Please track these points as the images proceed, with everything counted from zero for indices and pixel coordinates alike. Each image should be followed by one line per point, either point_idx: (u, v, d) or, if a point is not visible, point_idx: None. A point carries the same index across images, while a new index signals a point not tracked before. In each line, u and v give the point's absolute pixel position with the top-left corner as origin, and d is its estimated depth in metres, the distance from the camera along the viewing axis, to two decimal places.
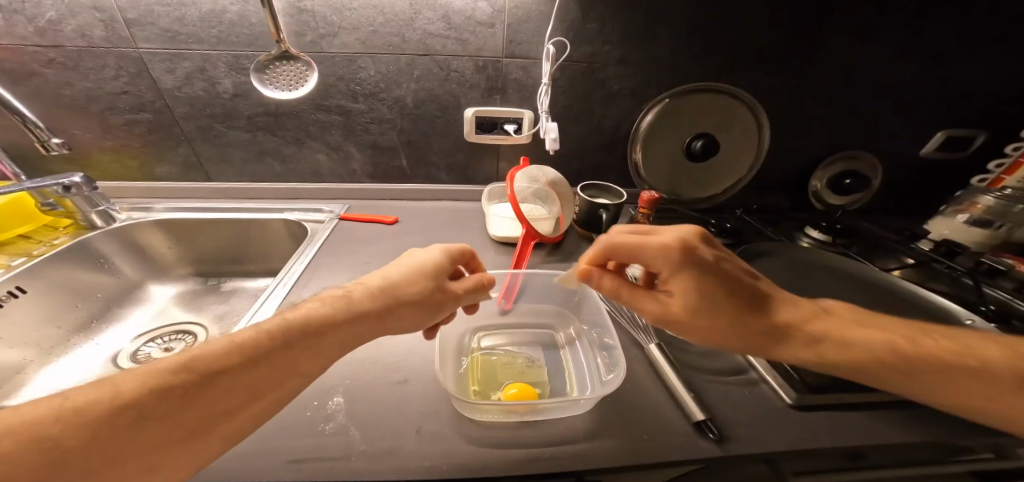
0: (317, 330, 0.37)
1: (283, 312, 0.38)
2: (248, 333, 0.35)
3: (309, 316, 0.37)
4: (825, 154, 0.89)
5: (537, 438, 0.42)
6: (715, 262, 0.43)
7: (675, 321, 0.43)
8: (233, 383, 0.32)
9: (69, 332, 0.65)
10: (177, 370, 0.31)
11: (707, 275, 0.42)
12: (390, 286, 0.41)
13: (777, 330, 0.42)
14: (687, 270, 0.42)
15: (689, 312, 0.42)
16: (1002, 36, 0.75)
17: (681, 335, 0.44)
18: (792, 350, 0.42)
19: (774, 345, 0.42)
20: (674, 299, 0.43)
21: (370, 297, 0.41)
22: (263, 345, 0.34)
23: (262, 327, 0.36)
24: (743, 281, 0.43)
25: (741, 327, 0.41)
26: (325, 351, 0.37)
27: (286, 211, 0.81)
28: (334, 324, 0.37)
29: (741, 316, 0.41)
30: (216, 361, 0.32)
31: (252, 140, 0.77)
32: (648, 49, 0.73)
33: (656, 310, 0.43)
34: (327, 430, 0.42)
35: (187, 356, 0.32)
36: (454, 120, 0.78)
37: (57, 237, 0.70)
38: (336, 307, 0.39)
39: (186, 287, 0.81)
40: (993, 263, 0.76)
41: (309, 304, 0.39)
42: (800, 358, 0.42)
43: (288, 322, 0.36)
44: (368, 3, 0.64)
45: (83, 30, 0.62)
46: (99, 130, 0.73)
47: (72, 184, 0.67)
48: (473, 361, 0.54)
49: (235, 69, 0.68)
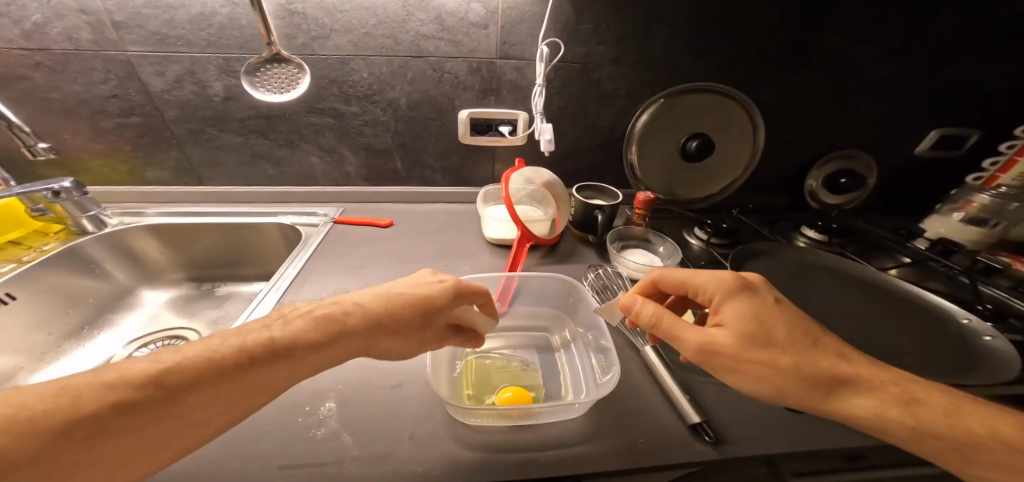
0: (302, 354, 0.36)
1: (268, 327, 0.36)
2: (223, 345, 0.33)
3: (295, 339, 0.36)
4: (820, 154, 0.90)
5: (530, 442, 0.42)
6: (770, 307, 0.42)
7: (722, 350, 0.40)
8: (199, 397, 0.31)
9: (60, 338, 0.64)
10: (140, 380, 0.30)
11: (760, 311, 0.42)
12: (392, 312, 0.41)
13: (838, 380, 0.39)
14: (741, 298, 0.42)
15: (739, 342, 0.40)
16: (993, 35, 0.75)
17: (728, 379, 0.41)
18: (853, 397, 0.38)
19: (834, 389, 0.38)
20: (720, 335, 0.41)
21: (363, 320, 0.40)
22: (237, 362, 0.33)
23: (241, 340, 0.34)
24: (799, 325, 0.41)
25: (795, 372, 0.39)
26: (305, 374, 0.36)
27: (280, 215, 0.80)
28: (322, 348, 0.37)
29: (795, 360, 0.39)
30: (182, 374, 0.31)
31: (244, 143, 0.76)
32: (642, 49, 0.73)
33: (703, 335, 0.41)
34: (318, 436, 0.41)
35: (164, 364, 0.31)
36: (449, 121, 0.78)
37: (47, 243, 0.69)
38: (325, 329, 0.37)
39: (179, 292, 0.80)
40: (990, 262, 0.78)
41: (298, 321, 0.37)
42: (862, 409, 0.38)
43: (273, 343, 0.35)
44: (360, 4, 0.63)
45: (70, 33, 0.61)
46: (88, 134, 0.72)
47: (62, 189, 0.66)
48: (468, 365, 0.53)
49: (226, 72, 0.67)
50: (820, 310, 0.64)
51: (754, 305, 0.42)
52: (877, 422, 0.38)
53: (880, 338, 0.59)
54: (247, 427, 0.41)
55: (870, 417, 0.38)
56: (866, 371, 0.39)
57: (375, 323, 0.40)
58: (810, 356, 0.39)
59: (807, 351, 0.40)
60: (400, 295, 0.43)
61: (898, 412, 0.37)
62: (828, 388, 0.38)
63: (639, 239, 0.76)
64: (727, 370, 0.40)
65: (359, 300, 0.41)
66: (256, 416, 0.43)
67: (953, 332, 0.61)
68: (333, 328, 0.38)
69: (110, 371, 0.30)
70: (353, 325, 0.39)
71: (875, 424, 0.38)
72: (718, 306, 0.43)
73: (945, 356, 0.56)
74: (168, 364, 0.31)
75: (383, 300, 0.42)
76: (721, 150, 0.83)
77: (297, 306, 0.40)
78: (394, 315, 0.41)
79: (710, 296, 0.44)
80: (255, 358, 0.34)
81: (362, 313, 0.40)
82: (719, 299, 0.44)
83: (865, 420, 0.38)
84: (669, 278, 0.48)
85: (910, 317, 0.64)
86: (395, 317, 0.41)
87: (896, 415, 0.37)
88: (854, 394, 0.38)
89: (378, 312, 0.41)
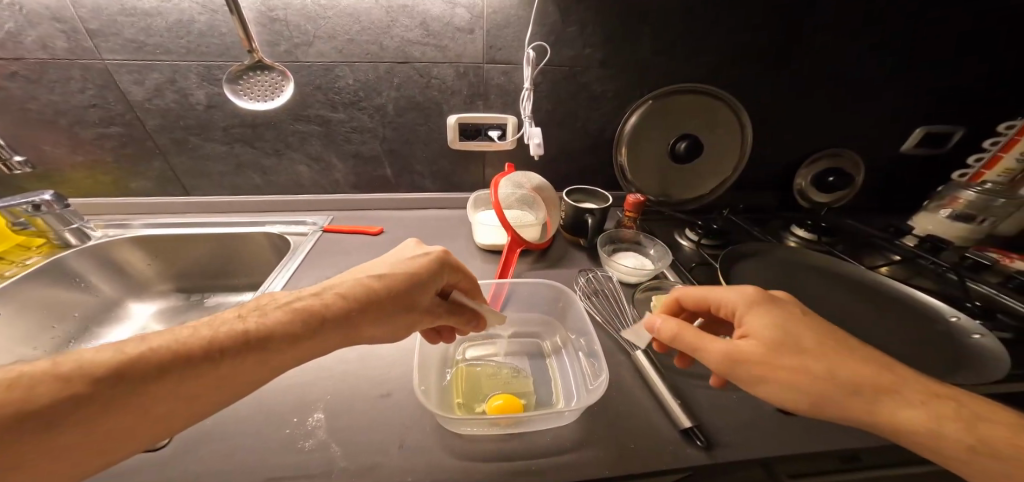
0: (275, 347, 0.35)
1: (242, 319, 0.36)
2: (191, 337, 0.34)
3: (270, 330, 0.36)
4: (807, 154, 0.90)
5: (519, 450, 0.41)
6: (799, 314, 0.41)
7: (745, 358, 0.39)
8: (161, 390, 0.31)
9: (46, 353, 0.63)
10: (99, 371, 0.30)
11: (786, 317, 0.41)
12: (372, 294, 0.41)
13: (875, 388, 0.36)
14: (765, 307, 0.41)
15: (767, 349, 0.39)
16: (971, 34, 0.76)
17: (765, 393, 0.38)
18: (899, 408, 0.36)
19: (876, 399, 0.36)
20: (747, 343, 0.40)
21: (344, 308, 0.39)
22: (206, 355, 0.33)
23: (212, 332, 0.34)
24: (831, 333, 0.40)
25: (828, 378, 0.37)
26: (285, 366, 0.36)
27: (268, 224, 0.78)
28: (300, 339, 0.37)
29: (829, 366, 0.37)
30: (145, 367, 0.31)
31: (229, 152, 0.75)
32: (629, 51, 0.73)
33: (726, 343, 0.40)
34: (307, 447, 0.40)
35: (131, 354, 0.31)
36: (437, 127, 0.77)
37: (28, 257, 0.67)
38: (302, 321, 0.37)
39: (167, 304, 0.79)
40: (979, 258, 0.81)
41: (275, 312, 0.37)
42: (911, 422, 0.35)
43: (248, 333, 0.35)
44: (343, 10, 0.63)
45: (45, 41, 0.60)
46: (67, 146, 0.70)
47: (42, 202, 0.64)
48: (458, 373, 0.52)
49: (208, 80, 0.66)
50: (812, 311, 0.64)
51: (780, 313, 0.41)
52: (931, 439, 0.35)
53: (872, 337, 0.59)
54: (233, 440, 0.40)
55: (921, 431, 0.35)
56: (911, 382, 0.37)
57: (359, 309, 0.40)
58: (848, 363, 0.37)
59: (845, 358, 0.38)
60: (381, 281, 0.42)
61: (955, 426, 0.34)
62: (870, 398, 0.36)
63: (631, 241, 0.75)
64: (753, 379, 0.38)
65: (341, 289, 0.41)
66: (240, 429, 0.41)
67: (942, 330, 0.61)
68: (312, 320, 0.38)
69: (69, 361, 0.30)
70: (332, 315, 0.39)
71: (929, 440, 0.35)
72: (741, 317, 0.42)
73: (935, 355, 0.56)
74: (130, 356, 0.31)
75: (367, 283, 0.42)
76: (709, 150, 0.84)
77: (277, 297, 0.40)
78: (379, 297, 0.41)
79: (732, 307, 0.44)
80: (224, 351, 0.34)
81: (345, 303, 0.40)
82: (741, 309, 0.43)
83: (914, 434, 0.36)
84: (693, 295, 0.48)
85: (901, 316, 0.64)
86: (379, 302, 0.41)
87: (951, 431, 0.35)
88: (900, 405, 0.36)
89: (358, 306, 0.40)
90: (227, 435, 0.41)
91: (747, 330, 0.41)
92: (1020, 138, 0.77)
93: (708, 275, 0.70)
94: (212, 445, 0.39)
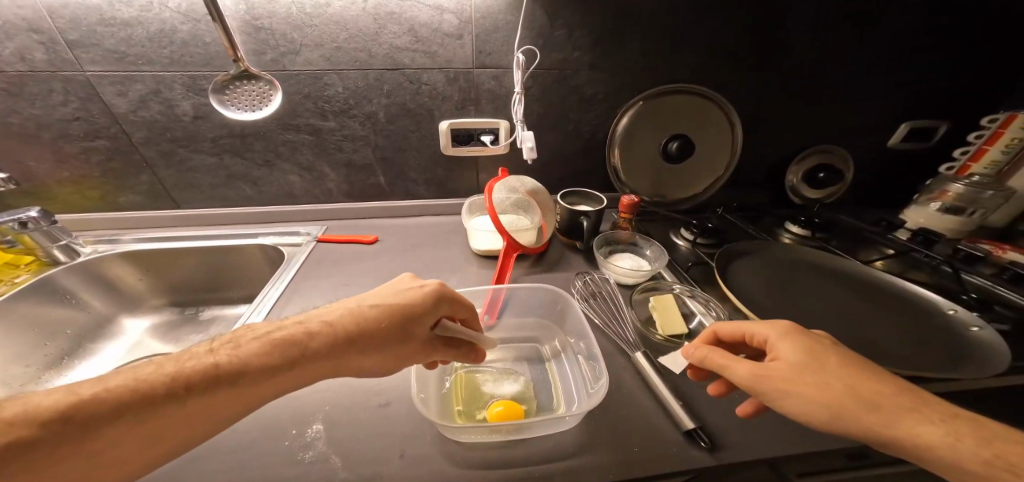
0: (251, 381, 0.35)
1: (213, 353, 0.35)
2: (153, 374, 0.33)
3: (242, 364, 0.35)
4: (798, 151, 0.91)
5: (523, 457, 0.40)
6: (834, 344, 0.41)
7: (768, 381, 0.38)
8: (117, 433, 0.30)
9: (40, 369, 0.62)
10: (46, 415, 0.29)
11: (819, 343, 0.40)
12: (361, 320, 0.41)
13: (902, 403, 0.36)
14: (798, 338, 0.41)
15: (797, 369, 0.38)
16: (954, 28, 0.77)
17: (793, 412, 0.37)
18: (919, 423, 0.34)
19: (893, 413, 0.35)
20: (780, 363, 0.39)
21: (328, 339, 0.39)
22: (170, 393, 0.32)
23: (176, 367, 0.33)
24: (858, 359, 0.39)
25: (848, 395, 0.36)
26: (259, 400, 0.35)
27: (262, 236, 0.77)
28: (279, 371, 0.36)
29: (853, 384, 0.37)
30: (99, 410, 0.30)
31: (219, 163, 0.74)
32: (617, 53, 0.73)
33: (754, 366, 0.39)
34: (306, 460, 0.39)
35: (85, 396, 0.30)
36: (429, 133, 0.77)
37: (17, 276, 0.65)
38: (281, 352, 0.36)
39: (161, 318, 0.77)
40: (971, 251, 0.79)
41: (249, 344, 0.36)
42: (929, 438, 0.34)
43: (218, 368, 0.34)
44: (330, 18, 0.63)
45: (23, 53, 0.59)
46: (53, 161, 0.69)
47: (29, 219, 0.62)
48: (457, 380, 0.51)
49: (193, 91, 0.66)
50: (808, 309, 0.64)
51: (814, 345, 0.40)
52: (950, 456, 0.34)
53: (871, 334, 0.59)
54: (227, 455, 0.39)
55: (936, 445, 0.34)
56: (931, 401, 0.36)
57: (345, 337, 0.39)
58: (870, 382, 0.37)
59: (867, 376, 0.37)
60: (372, 309, 0.42)
61: (975, 443, 0.33)
62: (886, 411, 0.35)
63: (627, 243, 0.75)
64: (774, 401, 0.38)
65: (327, 317, 0.40)
66: (236, 442, 0.40)
67: (940, 325, 0.61)
68: (292, 351, 0.37)
69: (11, 405, 0.29)
70: (315, 346, 0.38)
71: (945, 456, 0.34)
72: (772, 344, 0.42)
73: (934, 351, 0.55)
74: (81, 397, 0.30)
75: (356, 312, 0.41)
76: (701, 150, 0.84)
77: (254, 327, 0.39)
78: (367, 326, 0.40)
79: (763, 335, 0.43)
80: (190, 388, 0.33)
81: (329, 332, 0.39)
82: (773, 336, 0.42)
83: (929, 450, 0.34)
84: (723, 325, 0.46)
85: (901, 314, 0.63)
86: (369, 331, 0.40)
87: (971, 447, 0.33)
88: (918, 420, 0.35)
89: (348, 331, 0.40)
90: (222, 450, 0.39)
91: (777, 357, 0.40)
92: (1004, 131, 0.79)
93: (705, 274, 0.70)
94: (210, 458, 0.39)
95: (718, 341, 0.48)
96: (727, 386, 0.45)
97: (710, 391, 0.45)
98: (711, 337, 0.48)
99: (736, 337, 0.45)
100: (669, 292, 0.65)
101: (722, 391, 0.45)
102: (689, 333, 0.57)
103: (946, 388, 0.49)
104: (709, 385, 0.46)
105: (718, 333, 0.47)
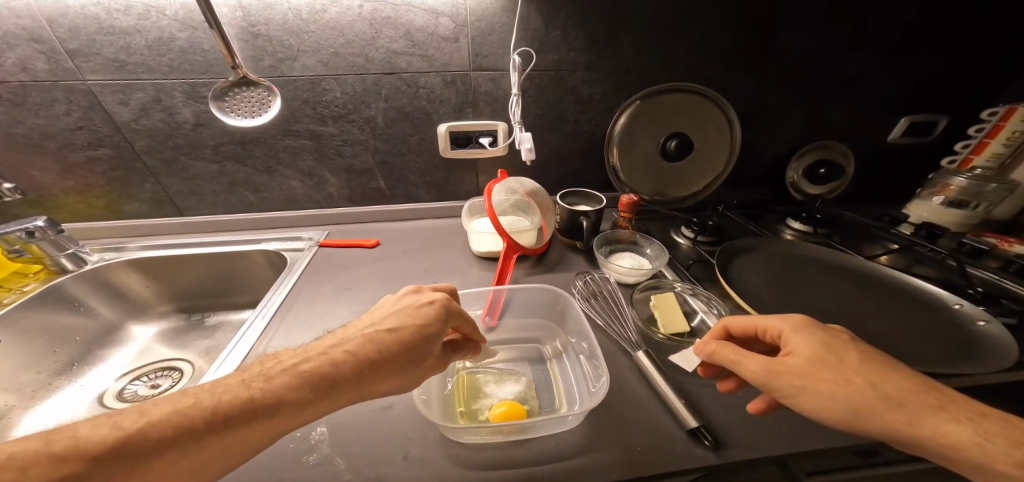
0: (284, 414, 0.34)
1: (246, 385, 0.35)
2: (192, 409, 0.32)
3: (279, 398, 0.34)
4: (801, 145, 0.90)
5: (527, 458, 0.40)
6: (852, 341, 0.40)
7: (781, 376, 0.38)
8: (165, 464, 0.30)
9: (50, 375, 0.63)
10: (93, 449, 0.29)
11: (836, 341, 0.40)
12: (377, 339, 0.41)
13: (926, 401, 0.35)
14: (811, 333, 0.41)
15: (816, 367, 0.38)
16: (953, 21, 0.76)
17: (805, 409, 0.37)
18: (944, 422, 0.34)
19: (919, 412, 0.35)
20: (794, 357, 0.39)
21: (354, 368, 0.38)
22: (210, 427, 0.32)
23: (215, 400, 0.33)
24: (875, 355, 0.39)
25: (870, 394, 0.36)
26: (292, 428, 0.35)
27: (265, 241, 0.78)
28: (311, 404, 0.35)
29: (873, 383, 0.36)
30: (146, 442, 0.30)
31: (221, 170, 0.75)
32: (613, 53, 0.73)
33: (764, 362, 0.39)
34: (310, 462, 0.39)
35: (134, 431, 0.30)
36: (428, 136, 0.77)
37: (25, 284, 0.66)
38: (312, 386, 0.36)
39: (168, 324, 0.78)
40: (976, 243, 0.78)
41: (281, 377, 0.36)
42: (955, 437, 0.34)
43: (253, 403, 0.34)
44: (325, 24, 0.63)
45: (25, 63, 0.60)
46: (58, 171, 0.70)
47: (36, 228, 0.63)
48: (461, 380, 0.51)
49: (193, 98, 0.67)
50: (812, 305, 0.63)
51: (827, 340, 0.40)
52: (976, 455, 0.33)
53: (875, 330, 0.58)
54: None
55: (963, 444, 0.33)
56: (956, 399, 0.36)
57: (370, 365, 0.39)
58: (890, 378, 0.37)
59: (887, 375, 0.37)
60: (392, 333, 0.41)
61: (1004, 443, 0.33)
62: (914, 410, 0.35)
63: (627, 242, 0.75)
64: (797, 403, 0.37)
65: (349, 347, 0.39)
66: None
67: (947, 319, 0.60)
68: (321, 384, 0.36)
69: (62, 440, 0.29)
70: (343, 376, 0.37)
71: (973, 456, 0.33)
72: (786, 338, 0.41)
73: (943, 347, 0.55)
74: (129, 433, 0.30)
75: (377, 337, 0.41)
76: (700, 148, 0.84)
77: (282, 358, 0.38)
78: (387, 351, 0.40)
79: (776, 329, 0.43)
80: (228, 421, 0.32)
81: (354, 362, 0.39)
82: (787, 331, 0.42)
83: (958, 451, 0.34)
84: (734, 319, 0.46)
85: (911, 310, 0.62)
86: (385, 354, 0.40)
87: (1001, 447, 0.33)
88: (944, 419, 0.34)
89: (369, 356, 0.39)
90: None
91: (791, 351, 0.40)
92: (1005, 123, 0.79)
93: (706, 272, 0.69)
94: None
95: (730, 336, 0.48)
96: (738, 383, 0.45)
97: (721, 387, 0.45)
98: (721, 333, 0.47)
99: (747, 331, 0.45)
100: (671, 290, 0.64)
101: (733, 387, 0.45)
102: (691, 332, 0.57)
103: (962, 383, 0.48)
104: (720, 382, 0.46)
105: (728, 327, 0.47)
